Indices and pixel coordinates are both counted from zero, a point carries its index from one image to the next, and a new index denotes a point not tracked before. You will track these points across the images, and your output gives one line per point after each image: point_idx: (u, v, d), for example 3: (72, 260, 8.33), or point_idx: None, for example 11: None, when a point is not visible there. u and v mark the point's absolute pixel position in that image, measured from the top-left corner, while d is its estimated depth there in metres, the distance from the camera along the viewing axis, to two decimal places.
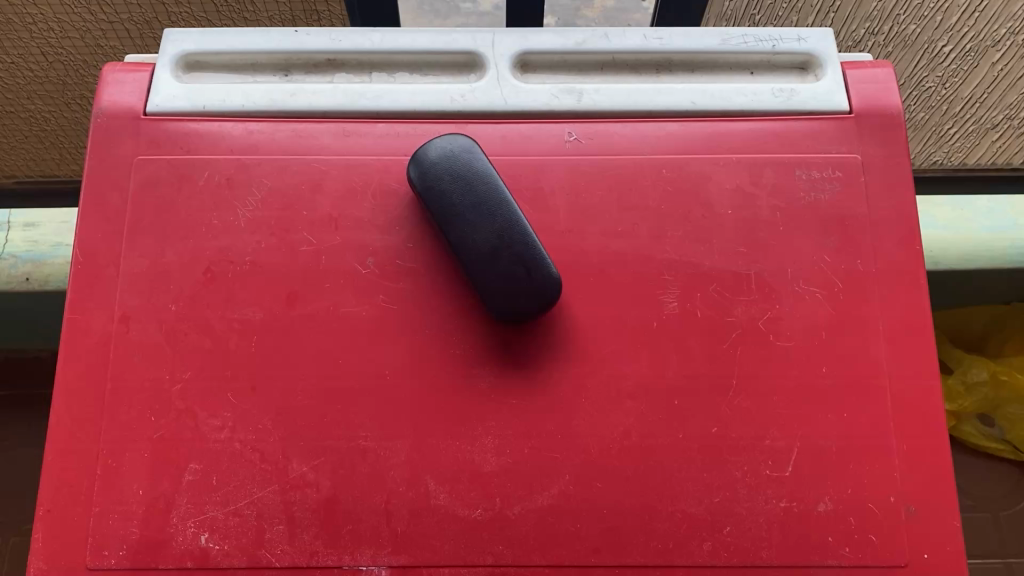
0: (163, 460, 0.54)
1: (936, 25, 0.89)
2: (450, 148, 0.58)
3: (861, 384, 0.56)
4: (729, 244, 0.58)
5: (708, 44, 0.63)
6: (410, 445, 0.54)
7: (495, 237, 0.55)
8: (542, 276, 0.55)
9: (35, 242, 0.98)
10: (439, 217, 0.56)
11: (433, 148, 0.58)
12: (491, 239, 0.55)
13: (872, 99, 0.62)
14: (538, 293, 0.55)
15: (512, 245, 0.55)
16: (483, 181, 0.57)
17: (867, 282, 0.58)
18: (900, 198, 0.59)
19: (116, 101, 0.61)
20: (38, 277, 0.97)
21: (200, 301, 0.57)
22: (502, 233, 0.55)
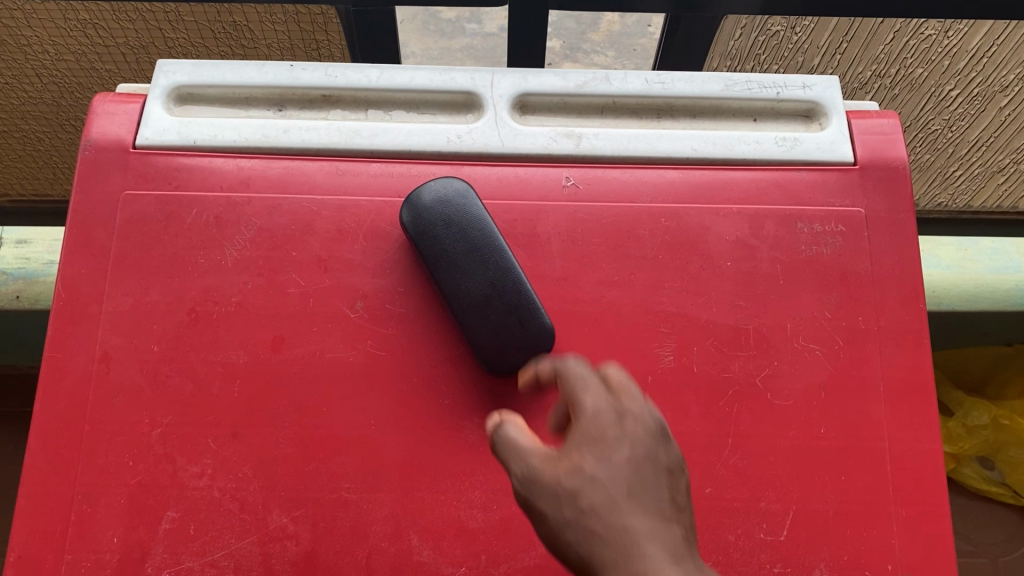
0: (141, 507, 0.53)
1: (944, 69, 0.83)
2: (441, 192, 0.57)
3: (861, 446, 0.54)
4: (728, 297, 0.57)
5: (710, 90, 0.62)
6: (394, 498, 0.53)
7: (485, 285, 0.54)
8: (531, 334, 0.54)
9: (27, 259, 0.94)
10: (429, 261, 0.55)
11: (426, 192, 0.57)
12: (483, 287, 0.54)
13: (876, 151, 0.60)
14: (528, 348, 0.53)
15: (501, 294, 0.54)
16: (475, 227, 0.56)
17: (868, 340, 0.56)
18: (903, 254, 0.58)
19: (105, 134, 0.60)
20: (28, 296, 0.92)
21: (183, 342, 0.56)
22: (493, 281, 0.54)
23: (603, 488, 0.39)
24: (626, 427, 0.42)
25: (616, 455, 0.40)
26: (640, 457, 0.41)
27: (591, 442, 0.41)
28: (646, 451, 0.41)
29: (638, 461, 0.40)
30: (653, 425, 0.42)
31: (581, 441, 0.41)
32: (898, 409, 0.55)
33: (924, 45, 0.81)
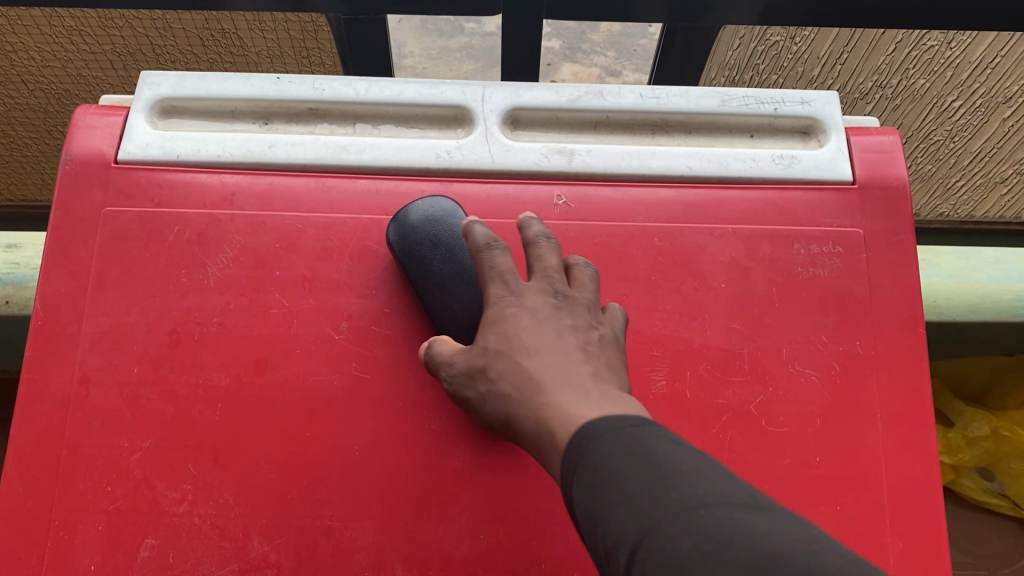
0: (119, 534, 0.51)
1: (946, 80, 0.82)
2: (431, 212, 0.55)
3: (857, 475, 0.53)
4: (722, 320, 0.56)
5: (706, 106, 0.61)
6: (378, 526, 0.51)
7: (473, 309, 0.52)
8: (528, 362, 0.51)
9: (16, 264, 0.85)
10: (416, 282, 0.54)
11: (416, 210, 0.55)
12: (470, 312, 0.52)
13: (875, 170, 0.59)
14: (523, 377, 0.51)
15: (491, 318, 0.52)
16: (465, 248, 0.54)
17: (865, 365, 0.55)
18: (901, 277, 0.57)
19: (86, 148, 0.59)
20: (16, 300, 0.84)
21: (164, 364, 0.54)
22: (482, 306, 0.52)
23: (506, 361, 0.44)
24: (527, 303, 0.46)
25: (514, 329, 0.45)
26: (542, 323, 0.45)
27: (495, 325, 0.46)
28: (546, 319, 0.45)
29: (540, 325, 0.45)
30: (554, 295, 0.47)
31: (489, 325, 0.46)
32: (896, 436, 0.54)
33: (926, 56, 0.79)
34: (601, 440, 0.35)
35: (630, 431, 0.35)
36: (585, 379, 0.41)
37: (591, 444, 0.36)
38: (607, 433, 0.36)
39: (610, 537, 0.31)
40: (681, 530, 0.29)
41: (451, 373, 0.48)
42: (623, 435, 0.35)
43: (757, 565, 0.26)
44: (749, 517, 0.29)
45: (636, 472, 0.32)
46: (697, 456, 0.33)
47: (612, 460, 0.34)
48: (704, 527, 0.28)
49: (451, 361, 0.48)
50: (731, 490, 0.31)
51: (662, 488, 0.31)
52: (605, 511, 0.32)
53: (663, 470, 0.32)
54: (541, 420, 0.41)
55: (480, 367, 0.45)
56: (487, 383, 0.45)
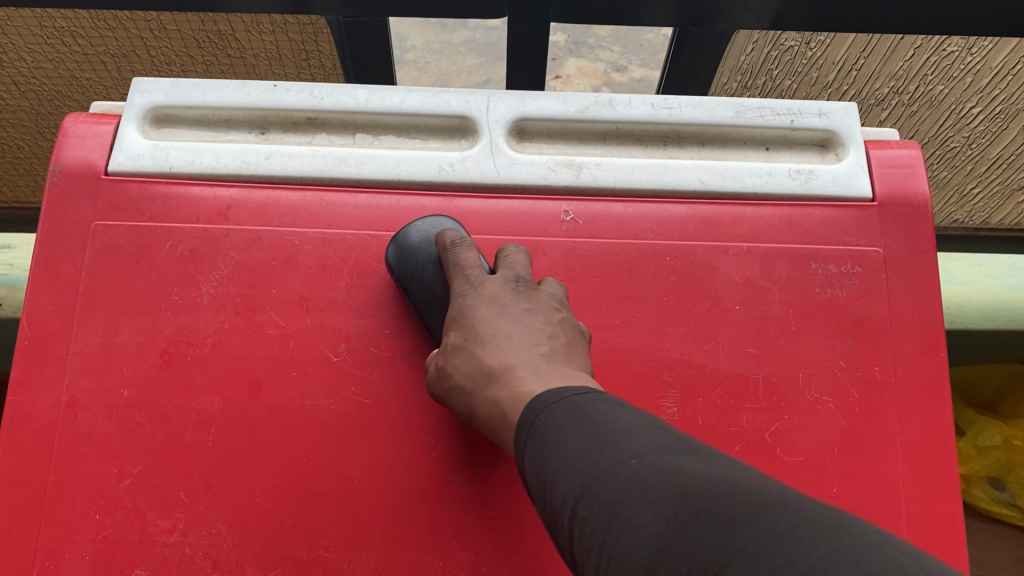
0: (106, 565, 0.49)
1: (966, 86, 0.79)
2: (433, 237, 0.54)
3: (876, 508, 0.50)
4: (736, 344, 0.53)
5: (720, 117, 0.59)
6: (376, 558, 0.49)
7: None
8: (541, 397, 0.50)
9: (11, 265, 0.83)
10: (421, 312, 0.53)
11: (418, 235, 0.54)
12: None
13: (896, 186, 0.57)
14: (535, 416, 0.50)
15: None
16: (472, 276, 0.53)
17: (885, 392, 0.53)
18: (923, 299, 0.54)
19: (75, 159, 0.57)
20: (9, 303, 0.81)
21: (155, 387, 0.52)
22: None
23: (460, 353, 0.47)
24: (486, 293, 0.49)
25: (472, 321, 0.48)
26: (498, 314, 0.48)
27: (455, 322, 0.49)
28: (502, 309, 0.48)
29: (498, 318, 0.48)
30: (513, 284, 0.50)
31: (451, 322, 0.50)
32: (917, 468, 0.51)
33: (946, 62, 0.77)
34: (543, 408, 0.39)
35: (569, 397, 0.39)
36: (537, 364, 0.44)
37: (536, 416, 0.39)
38: (551, 402, 0.39)
39: (557, 498, 0.35)
40: (617, 482, 0.33)
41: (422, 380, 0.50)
42: (563, 403, 0.39)
43: (679, 503, 0.30)
44: (674, 460, 0.33)
45: (576, 438, 0.36)
46: (627, 412, 0.38)
47: (554, 430, 0.37)
48: (638, 474, 0.33)
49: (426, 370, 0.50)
50: (659, 439, 0.35)
51: (598, 447, 0.35)
52: (552, 474, 0.36)
53: (598, 432, 0.36)
54: (495, 400, 0.43)
55: (442, 367, 0.48)
56: (447, 376, 0.47)
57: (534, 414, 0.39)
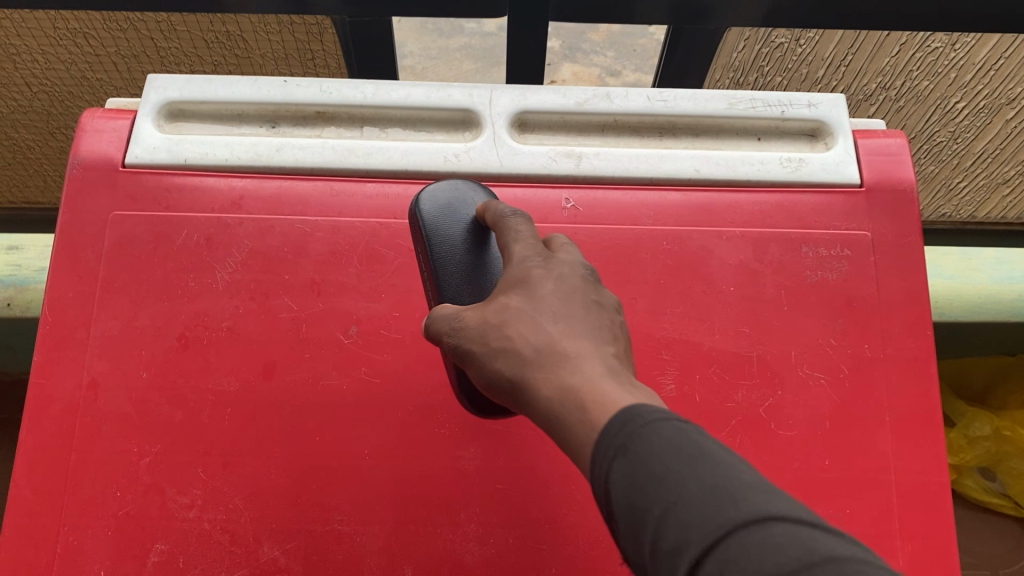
0: (128, 540, 0.51)
1: (950, 81, 0.82)
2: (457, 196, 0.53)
3: (867, 478, 0.53)
4: (731, 324, 0.55)
5: (713, 108, 0.61)
6: (388, 531, 0.51)
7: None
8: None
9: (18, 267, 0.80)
10: (436, 264, 0.47)
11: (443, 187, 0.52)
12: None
13: (883, 172, 0.59)
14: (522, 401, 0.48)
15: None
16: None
17: (875, 369, 0.55)
18: (910, 280, 0.57)
19: (93, 152, 0.59)
20: (19, 303, 0.78)
21: (172, 369, 0.54)
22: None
23: (527, 324, 0.36)
24: (556, 269, 0.39)
25: (540, 294, 0.37)
26: (572, 295, 0.38)
27: (517, 285, 0.39)
28: (578, 295, 0.38)
29: (572, 299, 0.37)
30: (586, 271, 0.40)
31: (508, 284, 0.40)
32: (905, 441, 0.54)
33: (930, 58, 0.79)
34: (653, 424, 0.28)
35: (684, 424, 0.28)
36: (617, 366, 0.34)
37: (643, 429, 0.28)
38: (662, 422, 0.28)
39: (663, 543, 0.25)
40: (756, 540, 0.23)
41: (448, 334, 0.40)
42: (670, 424, 0.28)
43: None
44: (842, 541, 0.23)
45: (696, 476, 0.26)
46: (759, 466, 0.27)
47: (663, 455, 0.27)
48: (793, 544, 0.22)
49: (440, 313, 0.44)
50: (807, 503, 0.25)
51: (729, 498, 0.25)
52: (652, 512, 0.26)
53: (727, 475, 0.26)
54: (568, 394, 0.32)
55: (489, 326, 0.37)
56: (501, 340, 0.37)
57: (620, 424, 0.29)
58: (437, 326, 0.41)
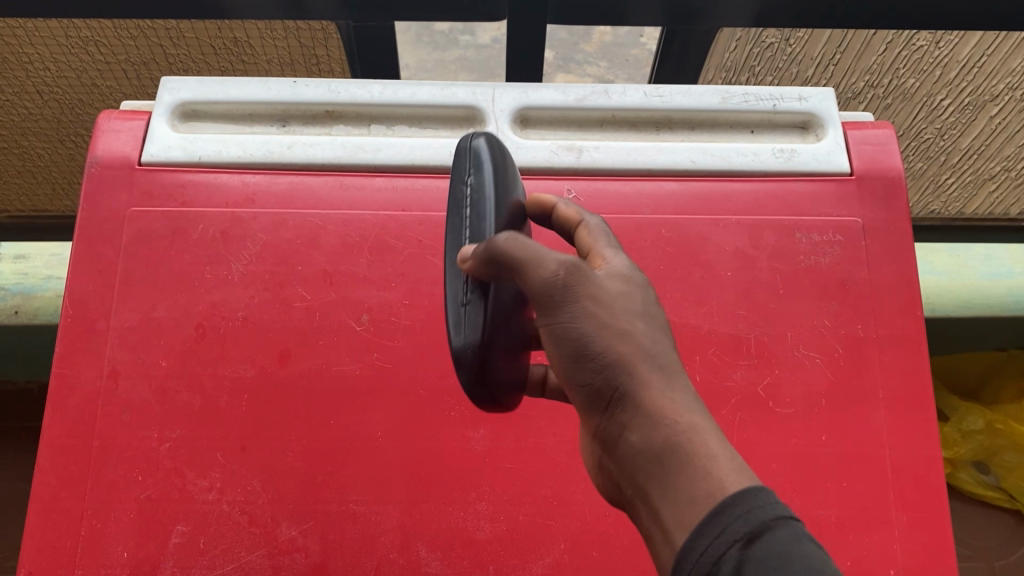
0: (149, 522, 0.52)
1: (935, 79, 0.84)
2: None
3: (862, 453, 0.55)
4: (729, 307, 0.58)
5: (707, 103, 0.64)
6: (402, 510, 0.53)
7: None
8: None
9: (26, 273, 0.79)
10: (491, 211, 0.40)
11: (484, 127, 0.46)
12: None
13: (872, 161, 0.62)
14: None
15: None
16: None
17: (868, 348, 0.57)
18: (899, 263, 0.59)
19: (110, 151, 0.61)
20: (25, 311, 0.78)
21: (190, 357, 0.56)
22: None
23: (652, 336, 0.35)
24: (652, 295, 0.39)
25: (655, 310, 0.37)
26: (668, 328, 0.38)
27: (639, 284, 0.37)
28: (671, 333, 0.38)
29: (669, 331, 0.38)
30: None
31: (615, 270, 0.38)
32: (899, 416, 0.56)
33: (915, 57, 0.82)
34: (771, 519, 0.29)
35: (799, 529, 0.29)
36: None
37: (763, 519, 0.29)
38: (779, 518, 0.29)
39: None
40: None
41: (552, 278, 0.35)
42: (786, 523, 0.29)
43: None
44: None
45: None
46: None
47: (778, 553, 0.28)
48: None
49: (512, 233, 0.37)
50: None
51: None
52: None
53: None
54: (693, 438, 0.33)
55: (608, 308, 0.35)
56: (628, 327, 0.35)
57: (759, 504, 0.30)
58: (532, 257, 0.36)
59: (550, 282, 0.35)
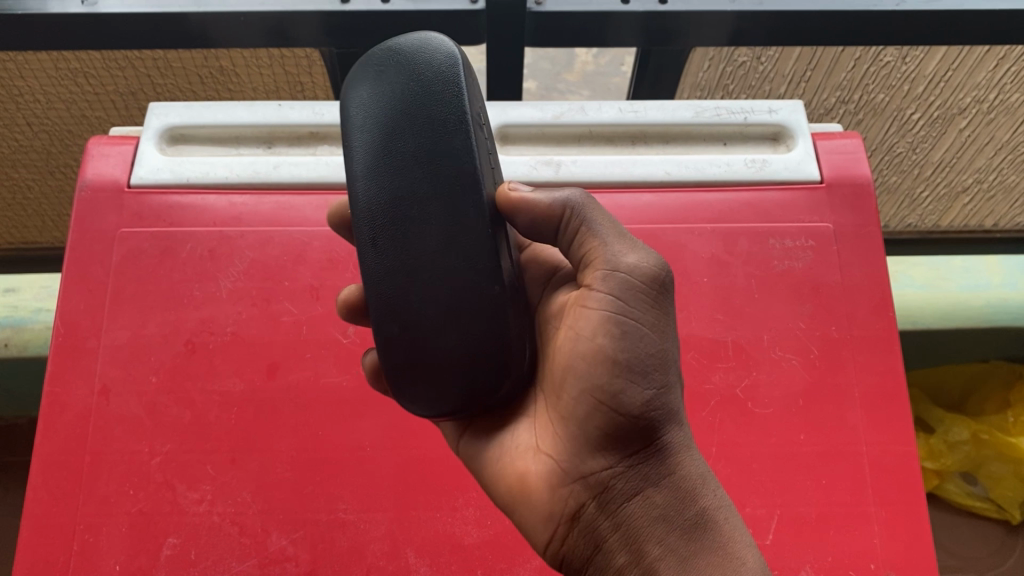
0: (142, 535, 0.53)
1: (904, 93, 0.87)
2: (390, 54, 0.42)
3: (840, 450, 0.56)
4: (706, 311, 0.59)
5: (680, 117, 0.66)
6: (390, 517, 0.54)
7: (393, 202, 0.39)
8: (381, 331, 0.40)
9: (13, 307, 0.77)
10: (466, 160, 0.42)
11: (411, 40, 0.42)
12: (385, 208, 0.40)
13: (841, 169, 0.64)
14: (411, 357, 0.40)
15: (377, 239, 0.40)
16: (350, 129, 0.41)
17: (843, 348, 0.59)
18: (870, 266, 0.61)
19: (100, 175, 0.63)
20: (14, 344, 0.76)
21: (181, 372, 0.57)
22: (378, 210, 0.40)
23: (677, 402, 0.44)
24: None
25: None
26: None
27: None
28: None
29: None
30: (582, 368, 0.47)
31: None
32: (873, 413, 0.57)
33: (883, 72, 0.85)
34: None
35: None
36: None
37: None
38: None
39: None
40: None
41: (655, 279, 0.42)
42: None
43: None
44: None
45: None
46: None
47: None
48: None
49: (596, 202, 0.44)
50: None
51: None
52: None
53: None
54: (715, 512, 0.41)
55: (669, 341, 0.42)
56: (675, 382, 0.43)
57: None
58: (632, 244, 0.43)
59: (651, 284, 0.42)
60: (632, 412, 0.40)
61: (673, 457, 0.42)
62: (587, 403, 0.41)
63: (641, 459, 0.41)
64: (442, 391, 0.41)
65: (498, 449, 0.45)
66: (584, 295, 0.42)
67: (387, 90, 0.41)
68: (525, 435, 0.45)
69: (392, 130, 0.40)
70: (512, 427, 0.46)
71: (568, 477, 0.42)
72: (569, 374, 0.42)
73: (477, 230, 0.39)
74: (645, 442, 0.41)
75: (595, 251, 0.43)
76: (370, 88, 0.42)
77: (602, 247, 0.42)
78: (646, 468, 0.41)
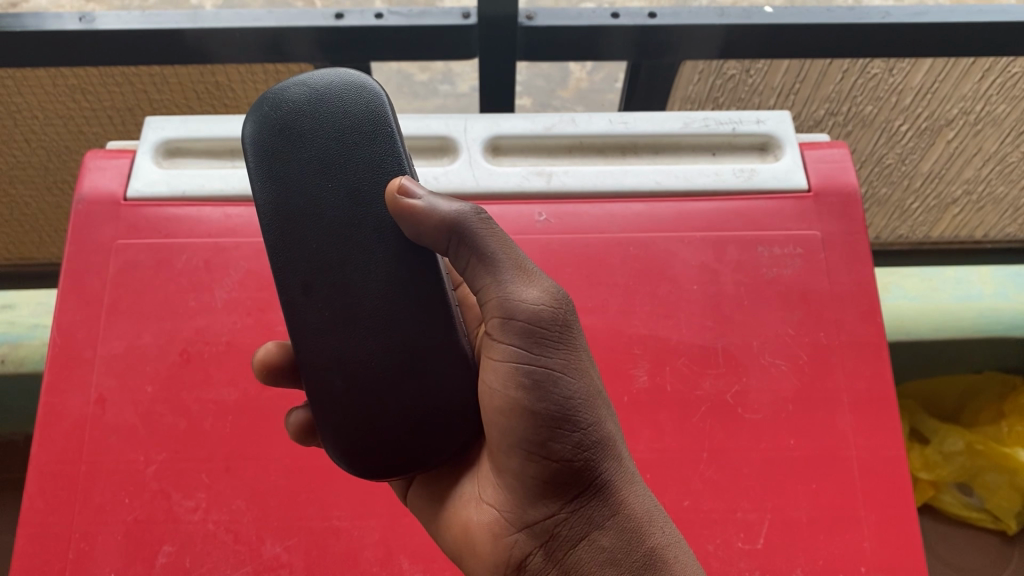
0: (137, 543, 0.53)
1: (892, 105, 0.88)
2: (312, 89, 0.44)
3: (830, 454, 0.56)
4: (696, 319, 0.60)
5: (670, 128, 0.67)
6: (383, 524, 0.54)
7: (334, 248, 0.41)
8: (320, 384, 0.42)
9: (10, 323, 0.78)
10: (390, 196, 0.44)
11: (327, 78, 0.44)
12: (325, 254, 0.41)
13: (828, 178, 0.65)
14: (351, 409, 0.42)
15: (314, 285, 0.41)
16: (276, 170, 0.42)
17: (832, 354, 0.59)
18: (858, 273, 0.62)
19: (97, 188, 0.63)
20: (11, 360, 0.76)
21: (176, 382, 0.58)
22: (315, 256, 0.41)
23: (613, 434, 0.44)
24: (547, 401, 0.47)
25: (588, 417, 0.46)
26: None
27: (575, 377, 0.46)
28: None
29: None
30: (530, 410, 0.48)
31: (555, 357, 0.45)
32: (863, 418, 0.57)
33: (871, 84, 0.86)
34: None
35: None
36: None
37: None
38: None
39: None
40: None
41: (555, 313, 0.41)
42: None
43: None
44: None
45: None
46: None
47: None
48: None
49: (487, 215, 0.42)
50: None
51: None
52: None
53: None
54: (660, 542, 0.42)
55: (587, 374, 0.42)
56: (604, 415, 0.43)
57: None
58: (525, 277, 0.41)
59: (553, 321, 0.41)
60: (559, 458, 0.41)
61: (614, 493, 0.42)
62: (515, 455, 0.42)
63: (581, 503, 0.42)
64: (376, 444, 0.42)
65: (448, 501, 0.47)
66: (492, 342, 0.42)
67: (313, 129, 0.43)
68: (471, 486, 0.46)
69: (325, 170, 0.42)
70: (459, 477, 0.47)
71: (512, 528, 0.43)
72: (492, 428, 0.42)
73: (425, 287, 0.42)
74: (584, 486, 0.42)
75: (490, 290, 0.41)
76: (293, 122, 0.43)
77: (496, 287, 0.41)
78: (588, 511, 0.42)
